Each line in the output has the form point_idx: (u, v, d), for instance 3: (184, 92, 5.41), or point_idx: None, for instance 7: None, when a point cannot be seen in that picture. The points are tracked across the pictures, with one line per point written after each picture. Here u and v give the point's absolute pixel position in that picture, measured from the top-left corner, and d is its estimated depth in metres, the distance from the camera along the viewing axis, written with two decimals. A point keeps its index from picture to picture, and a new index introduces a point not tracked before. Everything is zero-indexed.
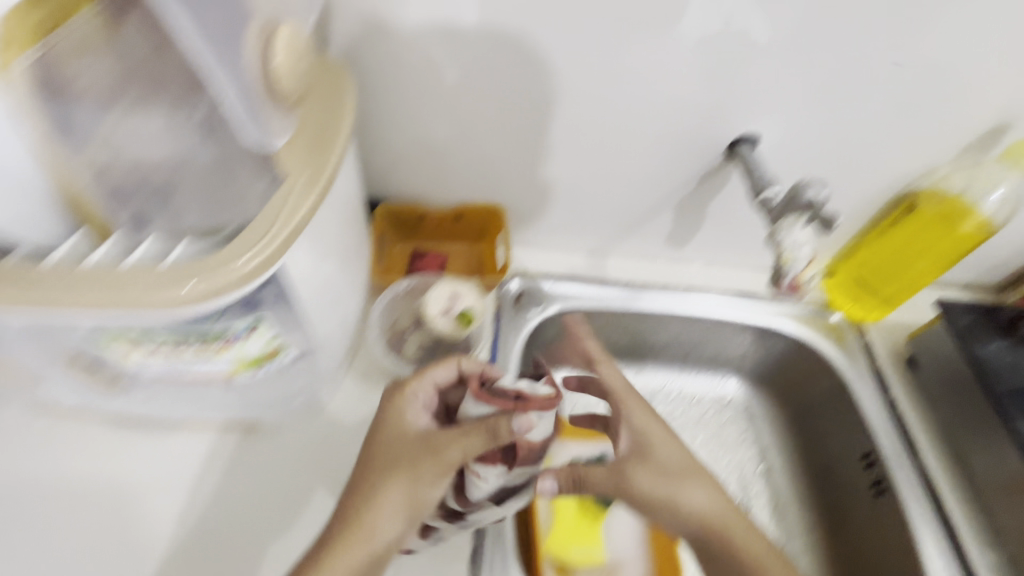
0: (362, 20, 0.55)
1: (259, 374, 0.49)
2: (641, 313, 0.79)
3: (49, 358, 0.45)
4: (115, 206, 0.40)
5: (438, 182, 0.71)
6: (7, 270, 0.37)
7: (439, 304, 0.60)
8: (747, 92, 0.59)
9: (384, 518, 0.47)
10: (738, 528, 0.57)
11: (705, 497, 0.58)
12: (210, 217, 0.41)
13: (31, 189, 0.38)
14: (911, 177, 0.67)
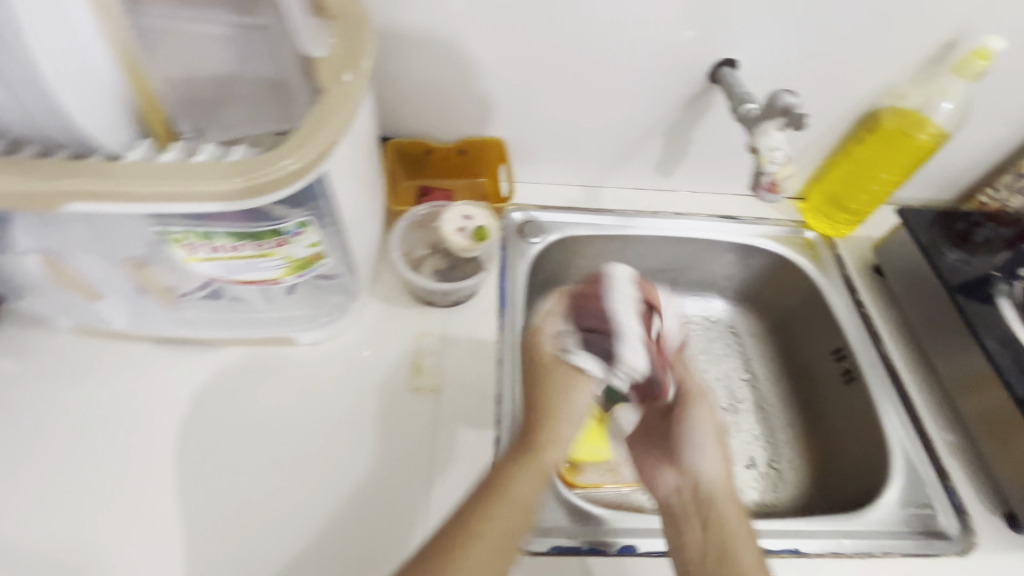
0: None
1: (302, 279, 0.55)
2: (633, 238, 0.86)
3: (115, 260, 0.51)
4: (181, 116, 0.49)
5: (442, 117, 0.76)
6: (87, 167, 0.41)
7: (454, 224, 0.65)
8: (726, 15, 0.65)
9: (523, 486, 0.52)
10: (750, 550, 0.55)
11: (744, 553, 0.54)
12: (258, 124, 0.51)
13: (107, 91, 0.44)
14: (875, 95, 0.74)
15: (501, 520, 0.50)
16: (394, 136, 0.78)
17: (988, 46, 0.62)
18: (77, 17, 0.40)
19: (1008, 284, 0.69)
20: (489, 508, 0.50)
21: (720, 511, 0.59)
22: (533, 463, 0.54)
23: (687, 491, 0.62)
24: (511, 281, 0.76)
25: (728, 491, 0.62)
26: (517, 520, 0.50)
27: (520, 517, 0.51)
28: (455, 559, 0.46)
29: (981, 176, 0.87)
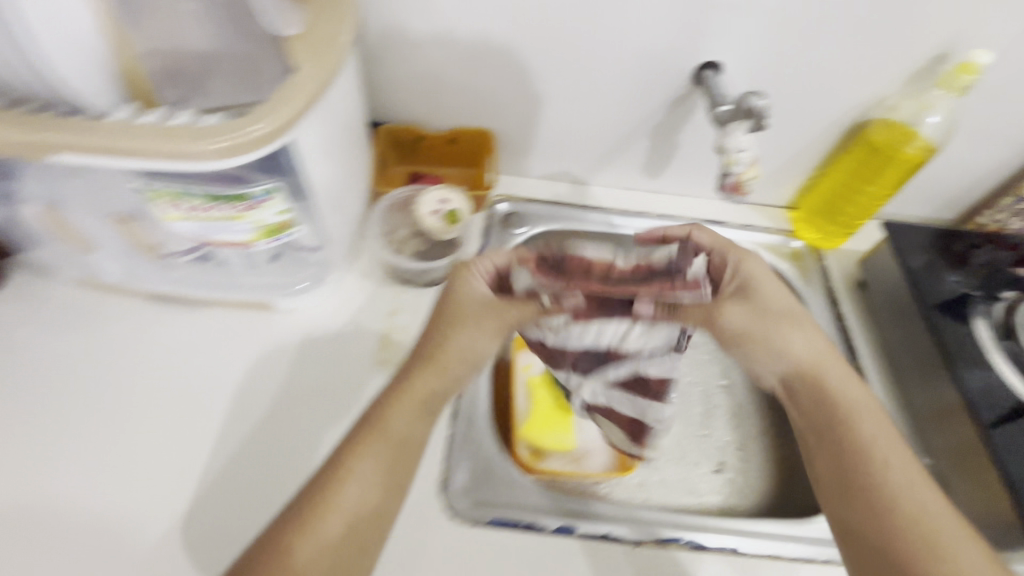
0: None
1: (225, 284, 0.67)
2: (617, 236, 0.87)
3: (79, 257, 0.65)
4: None
5: (433, 107, 0.79)
6: (57, 120, 0.45)
7: (430, 206, 0.68)
8: (710, 20, 0.66)
9: (400, 425, 0.55)
10: (870, 421, 0.58)
11: (868, 434, 0.57)
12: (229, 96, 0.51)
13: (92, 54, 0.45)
14: (863, 106, 0.73)
15: (428, 377, 0.57)
16: (386, 122, 0.81)
17: (975, 60, 0.61)
18: None
19: (986, 305, 0.69)
20: (418, 368, 0.58)
21: (889, 494, 0.54)
22: (304, 530, 0.49)
23: (793, 385, 0.62)
24: None
25: (479, 317, 0.58)
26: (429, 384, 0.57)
27: (445, 364, 0.58)
28: (370, 430, 0.54)
29: (983, 197, 0.84)
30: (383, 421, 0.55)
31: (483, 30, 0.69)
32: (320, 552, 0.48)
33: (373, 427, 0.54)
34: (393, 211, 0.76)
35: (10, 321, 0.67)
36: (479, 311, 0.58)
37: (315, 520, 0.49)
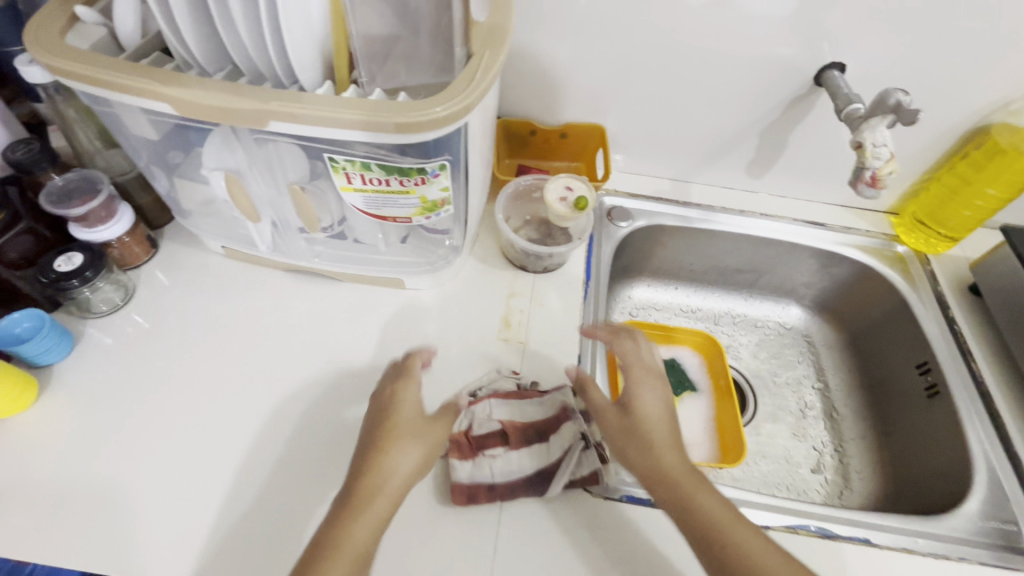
0: None
1: (359, 260, 0.71)
2: (717, 234, 0.89)
3: (232, 228, 0.70)
4: None
5: (550, 102, 0.82)
6: (270, 91, 0.49)
7: (556, 193, 0.71)
8: (841, 23, 0.67)
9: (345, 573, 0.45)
10: (768, 554, 0.47)
11: (753, 550, 0.47)
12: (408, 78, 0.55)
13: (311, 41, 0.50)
14: (986, 110, 0.74)
15: (365, 523, 0.47)
16: (502, 116, 0.85)
17: None
18: None
19: None
20: (346, 515, 0.47)
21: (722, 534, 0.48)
22: (387, 461, 0.50)
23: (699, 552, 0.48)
24: (596, 256, 0.81)
25: (426, 428, 0.54)
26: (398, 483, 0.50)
27: (394, 494, 0.49)
28: (316, 559, 0.45)
29: None
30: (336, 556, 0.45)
31: (612, 29, 0.72)
32: (415, 463, 0.51)
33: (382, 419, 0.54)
34: (512, 201, 0.80)
35: (164, 286, 0.72)
36: (422, 420, 0.55)
37: (392, 447, 0.51)
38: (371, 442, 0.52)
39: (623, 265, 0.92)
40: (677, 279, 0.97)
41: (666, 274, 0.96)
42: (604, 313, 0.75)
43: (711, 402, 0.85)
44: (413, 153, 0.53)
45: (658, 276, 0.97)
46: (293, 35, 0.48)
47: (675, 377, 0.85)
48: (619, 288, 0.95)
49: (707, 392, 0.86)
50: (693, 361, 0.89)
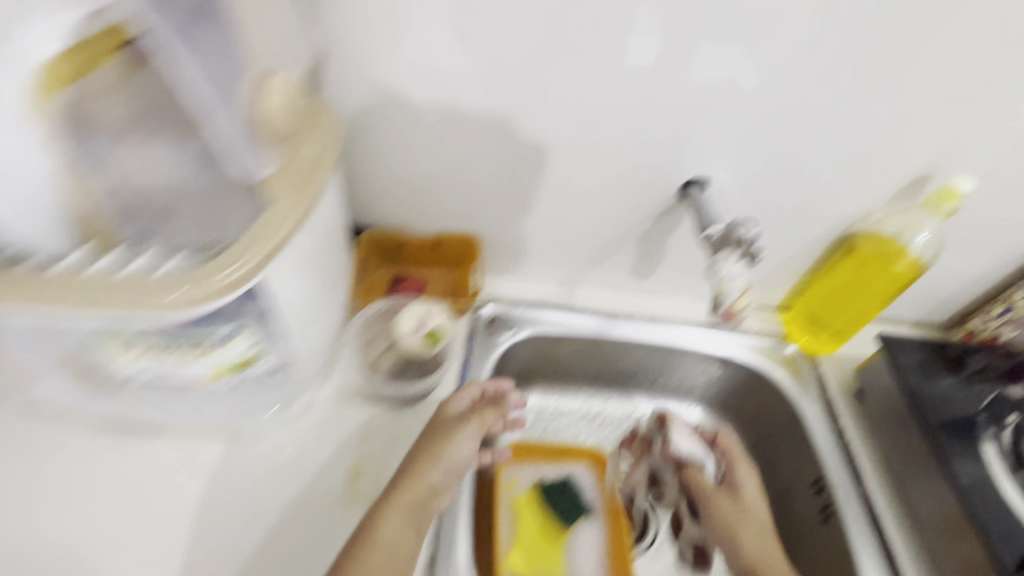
0: (355, 77, 0.63)
1: (182, 408, 0.62)
2: (606, 340, 0.85)
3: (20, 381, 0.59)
4: None
5: (418, 214, 0.78)
6: (6, 275, 0.44)
7: (410, 323, 0.63)
8: (693, 143, 0.67)
9: (393, 532, 0.55)
10: None
11: None
12: (193, 229, 0.50)
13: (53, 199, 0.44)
14: (849, 220, 0.74)
15: (394, 522, 0.55)
16: (369, 227, 0.80)
17: (957, 187, 0.62)
18: (18, 139, 0.42)
19: (994, 425, 0.68)
20: (381, 511, 0.55)
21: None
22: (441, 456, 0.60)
23: None
24: (472, 377, 0.74)
25: (460, 425, 0.63)
26: (436, 478, 0.59)
27: (420, 495, 0.58)
28: (363, 533, 0.54)
29: (972, 302, 0.84)
30: (376, 540, 0.54)
31: (469, 147, 0.69)
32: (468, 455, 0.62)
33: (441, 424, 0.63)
34: (374, 320, 0.73)
35: None
36: (462, 418, 0.64)
37: (448, 440, 0.61)
38: (433, 433, 0.62)
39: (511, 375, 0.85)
40: (574, 382, 0.91)
41: (561, 378, 0.90)
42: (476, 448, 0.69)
43: (603, 527, 0.78)
44: (195, 322, 0.49)
45: (552, 381, 0.91)
46: (17, 203, 0.44)
47: (567, 503, 0.77)
48: None
49: (600, 514, 0.79)
50: (589, 478, 0.82)
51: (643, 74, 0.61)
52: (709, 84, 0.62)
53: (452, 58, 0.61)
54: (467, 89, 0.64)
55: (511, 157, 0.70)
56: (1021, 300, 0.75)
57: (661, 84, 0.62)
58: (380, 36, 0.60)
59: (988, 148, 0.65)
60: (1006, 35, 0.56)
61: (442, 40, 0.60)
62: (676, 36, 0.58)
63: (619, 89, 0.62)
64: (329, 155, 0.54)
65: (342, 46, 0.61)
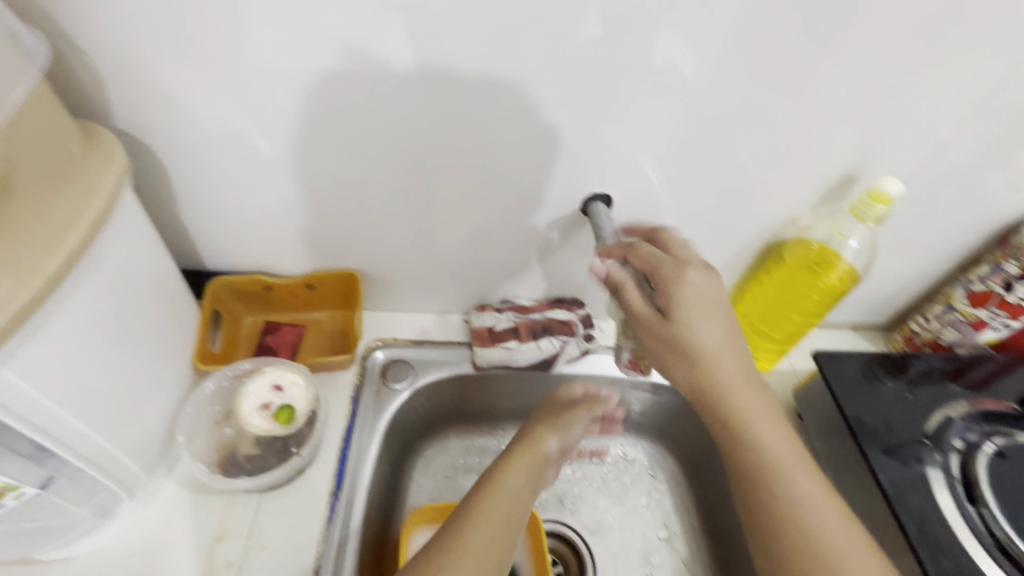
0: (155, 102, 0.50)
1: None
2: (522, 375, 0.74)
3: None
4: None
5: (282, 254, 0.65)
6: None
7: (255, 400, 0.56)
8: (587, 155, 0.57)
9: (478, 545, 0.50)
10: None
11: None
12: None
13: None
14: (775, 228, 0.65)
15: (477, 536, 0.50)
16: (226, 272, 0.67)
17: (886, 189, 0.54)
18: None
19: (940, 455, 0.58)
20: (468, 523, 0.51)
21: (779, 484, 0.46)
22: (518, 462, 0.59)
23: None
24: (355, 443, 0.62)
25: (560, 424, 0.63)
26: (526, 484, 0.57)
27: (509, 506, 0.54)
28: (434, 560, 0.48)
29: (910, 302, 0.78)
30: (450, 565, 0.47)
31: (324, 176, 0.57)
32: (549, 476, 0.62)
33: (547, 412, 0.65)
34: (206, 406, 0.57)
35: None
36: (560, 421, 0.63)
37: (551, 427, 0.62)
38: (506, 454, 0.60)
39: (417, 426, 0.74)
40: (492, 424, 0.79)
41: (478, 421, 0.79)
42: (354, 535, 0.56)
43: None
44: None
45: (468, 425, 0.79)
46: None
47: None
48: (421, 449, 0.76)
49: None
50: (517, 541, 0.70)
51: (517, 86, 0.50)
52: (596, 90, 0.51)
53: (274, 77, 0.48)
54: (304, 112, 0.51)
55: (376, 185, 0.58)
56: (961, 301, 0.69)
57: (540, 93, 0.51)
58: (171, 55, 0.47)
59: (915, 143, 0.57)
60: (931, 21, 0.47)
61: (254, 55, 0.47)
62: (547, 36, 0.47)
63: (491, 105, 0.52)
64: (108, 195, 0.43)
65: (126, 65, 0.47)
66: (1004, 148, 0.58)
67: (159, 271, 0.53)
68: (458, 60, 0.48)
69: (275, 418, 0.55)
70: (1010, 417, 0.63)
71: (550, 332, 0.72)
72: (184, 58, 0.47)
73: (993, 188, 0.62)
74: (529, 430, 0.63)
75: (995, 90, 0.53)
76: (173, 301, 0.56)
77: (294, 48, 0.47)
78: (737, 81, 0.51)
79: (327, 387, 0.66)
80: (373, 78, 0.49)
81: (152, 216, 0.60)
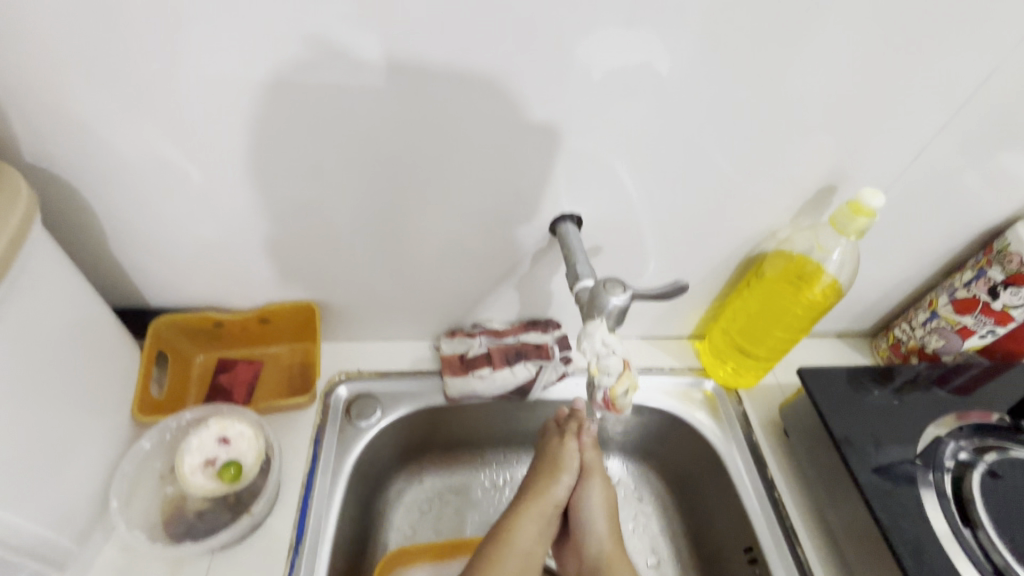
0: (72, 131, 0.45)
1: None
2: (497, 402, 0.70)
3: None
4: None
5: (232, 287, 0.61)
6: None
7: (199, 456, 0.52)
8: (552, 171, 0.54)
9: (510, 564, 0.55)
10: None
11: None
12: None
13: None
14: (753, 240, 0.63)
15: (508, 564, 0.55)
16: (172, 308, 0.62)
17: (867, 202, 0.51)
18: None
19: (933, 476, 0.56)
20: (493, 553, 0.55)
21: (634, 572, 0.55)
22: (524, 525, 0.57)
23: None
24: (317, 489, 0.58)
25: (563, 467, 0.60)
26: (547, 515, 0.58)
27: (523, 558, 0.56)
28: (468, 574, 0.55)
29: (894, 308, 0.76)
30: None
31: (271, 203, 0.53)
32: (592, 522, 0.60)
33: (543, 459, 0.62)
34: (146, 463, 0.53)
35: None
36: (557, 461, 0.61)
37: (556, 472, 0.60)
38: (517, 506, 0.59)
39: (387, 461, 0.69)
40: (470, 454, 0.76)
41: (453, 451, 0.75)
42: None
43: None
44: None
45: (443, 456, 0.75)
46: None
47: None
48: (393, 484, 0.72)
49: None
50: None
51: (470, 98, 0.47)
52: (557, 103, 0.48)
53: (203, 97, 0.44)
54: (241, 134, 0.47)
55: (328, 210, 0.54)
56: (945, 308, 0.67)
57: (497, 108, 0.48)
58: (85, 80, 0.42)
59: (893, 148, 0.55)
60: (903, 22, 0.45)
61: (175, 73, 0.43)
62: (501, 48, 0.44)
63: (443, 119, 0.48)
64: (10, 237, 0.38)
65: (34, 92, 0.42)
66: (983, 151, 0.56)
67: (84, 315, 0.48)
68: (405, 75, 0.45)
69: (218, 475, 0.51)
70: (1003, 430, 0.60)
71: (524, 357, 0.68)
72: (99, 82, 0.42)
73: (973, 192, 0.60)
74: (539, 464, 0.62)
75: (972, 92, 0.51)
76: (107, 347, 0.51)
77: (223, 68, 0.43)
78: (705, 90, 0.48)
79: (285, 428, 0.61)
80: (314, 96, 0.45)
81: (83, 252, 0.55)
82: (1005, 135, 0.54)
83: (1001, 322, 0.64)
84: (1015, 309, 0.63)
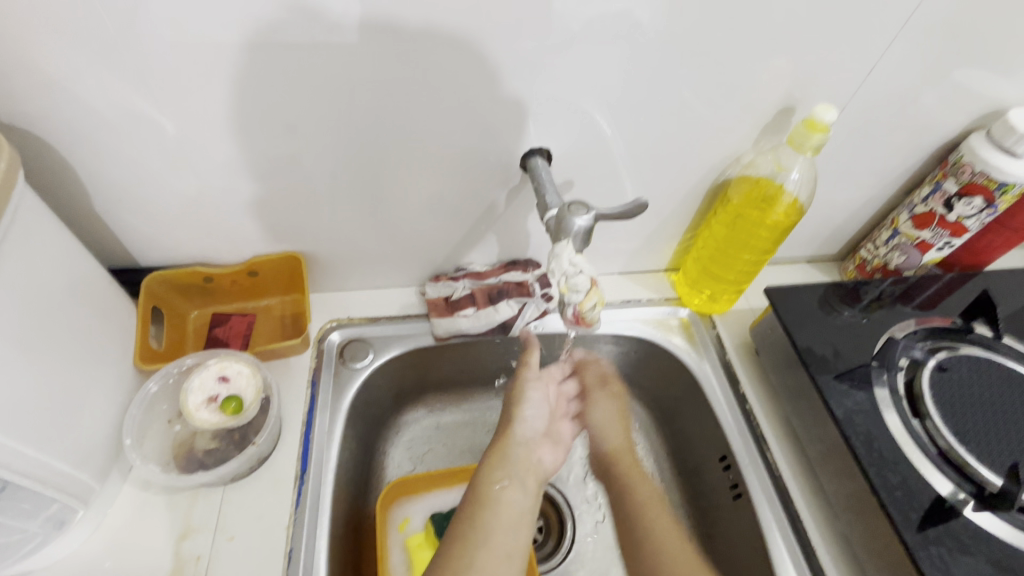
0: (41, 90, 0.46)
1: None
2: (483, 340, 0.74)
3: None
4: None
5: (218, 242, 0.63)
6: None
7: (202, 395, 0.55)
8: (519, 109, 0.55)
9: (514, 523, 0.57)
10: None
11: None
12: None
13: None
14: (720, 168, 0.65)
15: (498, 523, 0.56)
16: (162, 267, 0.64)
17: (820, 117, 0.54)
18: None
19: (886, 375, 0.60)
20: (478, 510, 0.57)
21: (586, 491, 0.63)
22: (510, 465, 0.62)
23: None
24: (318, 426, 0.62)
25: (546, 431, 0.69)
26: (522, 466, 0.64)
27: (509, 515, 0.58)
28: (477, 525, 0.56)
29: (860, 231, 0.79)
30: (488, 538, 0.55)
31: (246, 154, 0.54)
32: (536, 416, 0.68)
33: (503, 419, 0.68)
34: (154, 407, 0.56)
35: None
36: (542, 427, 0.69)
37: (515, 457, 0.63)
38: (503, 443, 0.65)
39: (383, 402, 0.73)
40: (463, 392, 0.80)
41: (446, 391, 0.79)
42: (325, 513, 0.56)
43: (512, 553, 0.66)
44: None
45: (435, 396, 0.79)
46: None
47: None
48: (391, 424, 0.76)
49: None
50: None
51: (433, 36, 0.47)
52: (518, 38, 0.49)
53: (168, 47, 0.45)
54: (209, 86, 0.48)
55: (303, 159, 0.56)
56: (905, 224, 0.70)
57: (458, 46, 0.48)
58: (47, 35, 0.43)
59: (851, 67, 0.56)
60: None
61: (135, 24, 0.43)
62: None
63: (408, 60, 0.49)
64: None
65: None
66: (938, 66, 0.57)
67: (76, 273, 0.50)
68: (365, 18, 0.45)
69: (222, 409, 0.55)
70: (954, 331, 0.64)
71: (507, 296, 0.71)
72: (63, 37, 0.43)
73: (931, 109, 0.62)
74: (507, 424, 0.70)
75: (925, 4, 0.52)
76: (102, 302, 0.53)
77: (183, 17, 0.43)
78: (663, 19, 0.49)
79: (282, 374, 0.65)
80: (277, 43, 0.46)
81: (69, 214, 0.56)
82: (958, 48, 0.56)
83: (956, 234, 0.68)
84: (969, 221, 0.66)
